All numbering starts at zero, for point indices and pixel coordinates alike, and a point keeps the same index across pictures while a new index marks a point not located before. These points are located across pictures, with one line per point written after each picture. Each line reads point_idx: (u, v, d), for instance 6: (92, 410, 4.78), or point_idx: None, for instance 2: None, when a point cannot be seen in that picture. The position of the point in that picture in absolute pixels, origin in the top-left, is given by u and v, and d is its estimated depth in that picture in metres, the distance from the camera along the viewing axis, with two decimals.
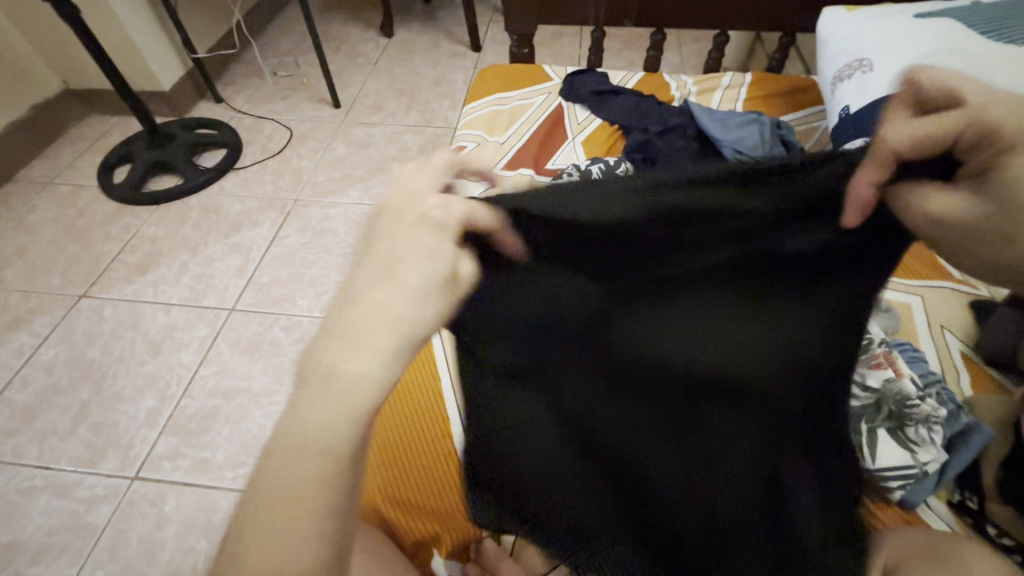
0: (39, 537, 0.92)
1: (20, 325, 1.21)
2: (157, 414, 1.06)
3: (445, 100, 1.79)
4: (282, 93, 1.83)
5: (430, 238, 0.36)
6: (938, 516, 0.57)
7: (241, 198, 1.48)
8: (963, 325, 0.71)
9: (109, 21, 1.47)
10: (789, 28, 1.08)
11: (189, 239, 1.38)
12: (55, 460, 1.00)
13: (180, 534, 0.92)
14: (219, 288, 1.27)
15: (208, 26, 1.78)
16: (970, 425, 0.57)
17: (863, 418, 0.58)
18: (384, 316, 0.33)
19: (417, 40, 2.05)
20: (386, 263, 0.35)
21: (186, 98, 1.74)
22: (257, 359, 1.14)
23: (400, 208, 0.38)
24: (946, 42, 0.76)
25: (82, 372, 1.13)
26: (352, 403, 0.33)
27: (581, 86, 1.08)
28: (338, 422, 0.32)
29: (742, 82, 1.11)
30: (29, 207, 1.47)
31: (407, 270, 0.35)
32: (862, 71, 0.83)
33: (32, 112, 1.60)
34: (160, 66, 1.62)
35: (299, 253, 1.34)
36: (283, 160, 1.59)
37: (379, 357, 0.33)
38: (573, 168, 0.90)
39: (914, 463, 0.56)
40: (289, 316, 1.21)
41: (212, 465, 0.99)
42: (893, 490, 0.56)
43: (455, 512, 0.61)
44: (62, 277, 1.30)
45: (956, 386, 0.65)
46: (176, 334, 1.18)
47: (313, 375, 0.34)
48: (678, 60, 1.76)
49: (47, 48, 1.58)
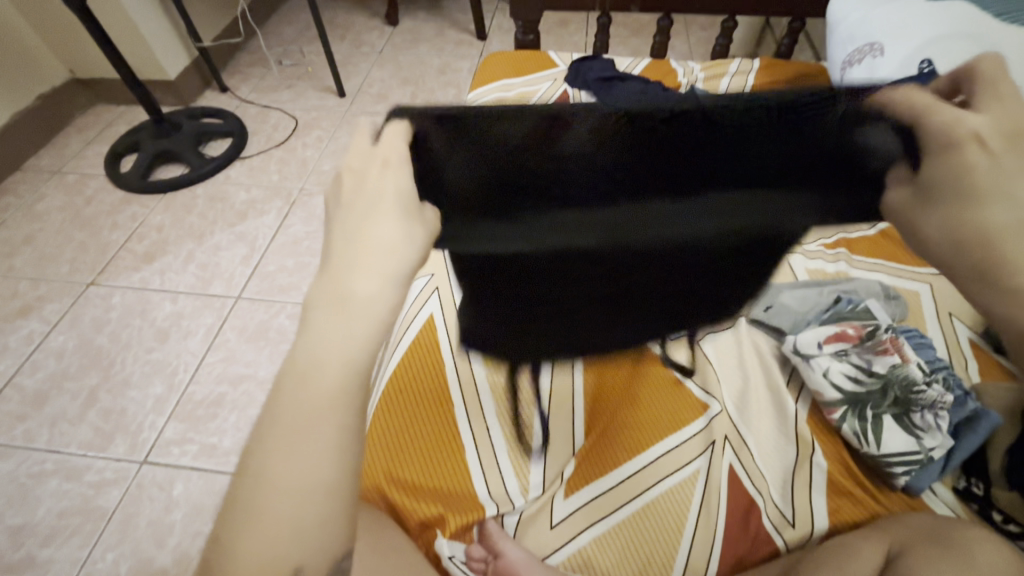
0: (50, 519, 0.94)
1: (29, 313, 1.22)
2: (165, 400, 1.07)
3: (449, 89, 1.78)
4: (287, 82, 1.83)
5: (397, 181, 0.39)
6: (942, 502, 0.57)
7: (246, 187, 1.49)
8: (973, 312, 0.70)
9: (116, 11, 1.47)
10: (798, 13, 1.07)
11: (195, 228, 1.39)
12: (66, 445, 1.02)
13: (188, 519, 0.93)
14: (225, 277, 1.28)
15: (214, 16, 1.78)
16: (977, 411, 0.56)
17: (869, 404, 0.58)
18: (370, 249, 0.37)
19: (422, 28, 2.04)
20: (365, 210, 0.38)
21: (191, 87, 1.74)
22: (263, 347, 1.15)
23: (362, 168, 0.40)
24: (959, 25, 0.75)
25: (90, 358, 1.14)
26: (357, 325, 0.36)
27: (587, 72, 1.07)
28: (346, 339, 0.35)
29: (750, 69, 1.09)
30: (38, 196, 1.47)
31: (384, 206, 0.38)
32: (872, 56, 0.82)
33: (40, 101, 1.61)
34: (166, 56, 1.62)
35: (304, 241, 1.35)
36: (288, 149, 1.59)
37: (387, 283, 0.36)
38: None
39: (919, 449, 0.56)
40: (295, 304, 1.22)
41: (219, 450, 1.00)
42: (897, 476, 0.56)
43: (456, 489, 0.61)
44: (71, 265, 1.31)
45: (963, 372, 0.65)
46: (183, 322, 1.19)
47: (320, 303, 0.36)
48: (686, 48, 1.74)
49: (54, 38, 1.59)
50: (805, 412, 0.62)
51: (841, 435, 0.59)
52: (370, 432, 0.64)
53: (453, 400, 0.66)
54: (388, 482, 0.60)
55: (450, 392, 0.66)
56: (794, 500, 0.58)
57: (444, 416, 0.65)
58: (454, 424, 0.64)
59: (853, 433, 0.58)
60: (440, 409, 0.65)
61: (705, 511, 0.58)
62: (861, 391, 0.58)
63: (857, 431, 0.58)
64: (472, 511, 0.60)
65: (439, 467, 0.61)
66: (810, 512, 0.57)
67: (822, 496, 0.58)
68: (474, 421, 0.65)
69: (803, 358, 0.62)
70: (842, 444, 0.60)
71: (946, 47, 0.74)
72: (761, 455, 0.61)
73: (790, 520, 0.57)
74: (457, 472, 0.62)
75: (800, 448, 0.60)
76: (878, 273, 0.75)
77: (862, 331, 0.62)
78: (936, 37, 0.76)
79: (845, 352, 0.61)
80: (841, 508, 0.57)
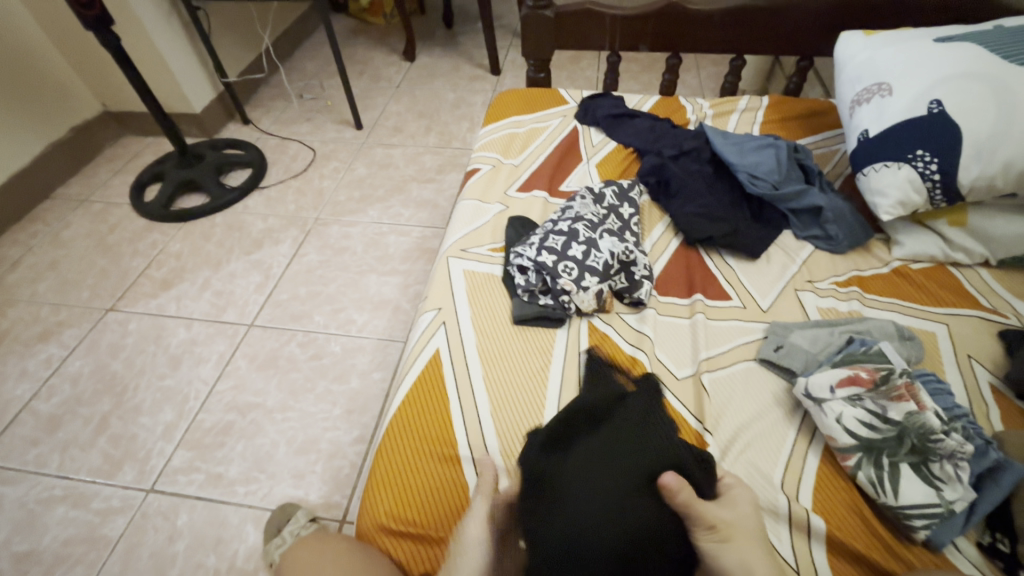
0: (56, 547, 0.93)
1: (49, 337, 1.25)
2: (174, 427, 1.08)
3: (463, 122, 1.83)
4: (307, 115, 1.89)
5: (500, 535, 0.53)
6: (966, 558, 0.54)
7: (263, 216, 1.52)
8: (991, 356, 0.69)
9: (148, 49, 1.55)
10: (807, 52, 1.08)
11: (213, 256, 1.42)
12: (75, 470, 1.02)
13: (190, 549, 0.92)
14: (239, 304, 1.30)
15: (240, 53, 1.86)
16: (1000, 462, 0.55)
17: (886, 452, 0.57)
18: None
19: (438, 63, 2.10)
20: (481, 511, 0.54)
21: (215, 120, 1.81)
22: (273, 375, 1.15)
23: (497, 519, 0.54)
24: (970, 66, 0.76)
25: (105, 384, 1.16)
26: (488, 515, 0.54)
27: (597, 109, 1.09)
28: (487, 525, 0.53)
29: (760, 105, 1.10)
30: (64, 224, 1.53)
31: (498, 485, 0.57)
32: (881, 95, 0.82)
33: (72, 133, 1.68)
34: (193, 91, 1.69)
35: (318, 270, 1.37)
36: (306, 179, 1.63)
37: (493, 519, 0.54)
38: (586, 190, 0.89)
39: (936, 499, 0.54)
40: (306, 332, 1.23)
41: (225, 480, 1.00)
42: (917, 529, 0.54)
43: (452, 509, 0.59)
44: (92, 292, 1.34)
45: (985, 420, 0.63)
46: (196, 348, 1.21)
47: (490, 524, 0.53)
48: (696, 83, 1.77)
49: (89, 74, 1.67)
50: (816, 461, 0.61)
51: (855, 484, 0.58)
52: (373, 466, 0.64)
53: (457, 441, 0.64)
54: (384, 520, 0.59)
55: (455, 438, 0.64)
56: (795, 544, 0.55)
57: (445, 450, 0.63)
58: (453, 455, 0.63)
59: (868, 482, 0.56)
60: (438, 443, 0.64)
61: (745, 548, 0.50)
62: (876, 440, 0.57)
63: (873, 479, 0.56)
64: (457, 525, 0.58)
65: (429, 486, 0.61)
66: (814, 557, 0.54)
67: (822, 545, 0.55)
68: (475, 446, 0.63)
69: (815, 403, 0.61)
70: (856, 493, 0.58)
71: (956, 88, 0.75)
72: (761, 488, 0.59)
73: (795, 565, 0.54)
74: (452, 489, 0.60)
75: (787, 475, 0.60)
76: (891, 312, 0.74)
77: (875, 374, 0.60)
78: (946, 78, 0.76)
79: (859, 397, 0.60)
80: (852, 549, 0.54)
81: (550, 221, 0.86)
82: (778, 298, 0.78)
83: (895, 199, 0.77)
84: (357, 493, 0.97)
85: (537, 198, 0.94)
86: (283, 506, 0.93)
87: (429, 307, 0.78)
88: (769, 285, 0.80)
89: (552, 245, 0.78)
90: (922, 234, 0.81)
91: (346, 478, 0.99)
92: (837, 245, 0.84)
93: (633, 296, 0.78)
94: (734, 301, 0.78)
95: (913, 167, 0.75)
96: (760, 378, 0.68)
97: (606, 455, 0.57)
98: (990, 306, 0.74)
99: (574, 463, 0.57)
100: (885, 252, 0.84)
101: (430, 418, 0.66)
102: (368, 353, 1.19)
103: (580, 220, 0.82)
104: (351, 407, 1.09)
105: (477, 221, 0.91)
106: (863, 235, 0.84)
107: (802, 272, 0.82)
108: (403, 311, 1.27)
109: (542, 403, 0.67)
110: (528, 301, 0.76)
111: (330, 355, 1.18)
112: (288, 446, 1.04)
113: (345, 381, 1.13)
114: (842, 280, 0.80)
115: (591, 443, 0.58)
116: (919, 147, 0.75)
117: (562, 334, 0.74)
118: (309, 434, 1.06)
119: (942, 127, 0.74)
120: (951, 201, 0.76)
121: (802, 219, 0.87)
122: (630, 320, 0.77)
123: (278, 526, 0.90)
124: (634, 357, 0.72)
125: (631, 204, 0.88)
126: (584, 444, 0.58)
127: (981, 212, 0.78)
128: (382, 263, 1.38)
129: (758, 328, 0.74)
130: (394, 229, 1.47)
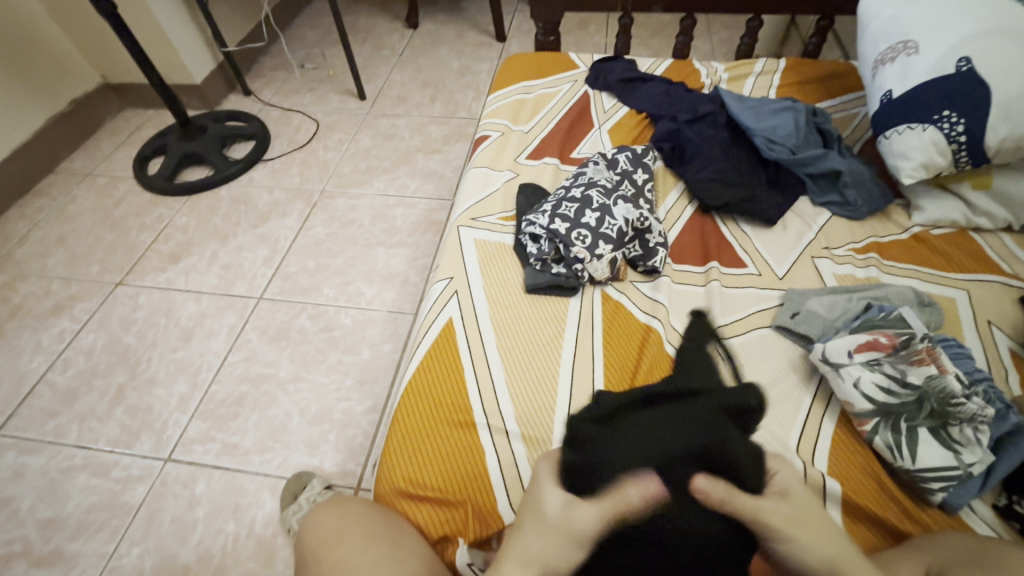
0: (78, 514, 0.95)
1: (61, 311, 1.25)
2: (188, 398, 1.09)
3: (468, 91, 1.79)
4: (309, 85, 1.85)
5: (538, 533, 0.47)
6: (981, 520, 0.55)
7: (269, 189, 1.51)
8: (1014, 322, 0.67)
9: (145, 17, 1.51)
10: (827, 10, 1.04)
11: (220, 229, 1.41)
12: (94, 441, 1.04)
13: (210, 516, 0.94)
14: (247, 278, 1.30)
15: (239, 21, 1.81)
16: (1020, 424, 0.55)
17: (904, 416, 0.56)
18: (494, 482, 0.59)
19: (442, 31, 2.05)
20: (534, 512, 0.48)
21: (217, 91, 1.77)
22: (284, 347, 1.16)
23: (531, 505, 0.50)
24: (1003, 21, 0.72)
25: (119, 357, 1.17)
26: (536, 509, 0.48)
27: (609, 73, 1.06)
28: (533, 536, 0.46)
29: (776, 68, 1.07)
30: (70, 198, 1.52)
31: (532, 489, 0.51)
32: (906, 54, 0.79)
33: (73, 106, 1.65)
34: (192, 61, 1.66)
35: (325, 243, 1.36)
36: (310, 152, 1.61)
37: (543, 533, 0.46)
38: (599, 156, 0.88)
39: (954, 462, 0.54)
40: (316, 305, 1.23)
41: (240, 450, 1.02)
42: (933, 492, 0.54)
43: (469, 476, 0.60)
44: (100, 266, 1.34)
45: (1003, 384, 0.62)
46: (207, 321, 1.22)
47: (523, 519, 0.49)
48: (708, 48, 1.72)
49: (88, 45, 1.63)
50: (832, 425, 0.61)
51: (871, 449, 0.58)
52: (390, 432, 0.64)
53: (472, 408, 0.64)
54: (403, 485, 0.60)
55: (470, 404, 0.64)
56: None
57: (461, 415, 0.63)
58: (469, 421, 0.63)
59: (885, 447, 0.56)
60: (453, 410, 0.64)
61: (791, 520, 0.46)
62: (894, 404, 0.57)
63: (890, 444, 0.56)
64: (474, 491, 0.59)
65: (444, 451, 0.61)
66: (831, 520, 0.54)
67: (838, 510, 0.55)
68: (490, 411, 0.63)
69: (833, 367, 0.61)
70: (873, 457, 0.58)
71: (987, 44, 0.72)
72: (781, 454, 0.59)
73: None
74: (470, 453, 0.61)
75: (803, 441, 0.60)
76: (911, 278, 0.73)
77: (896, 339, 0.59)
78: (976, 34, 0.73)
79: (878, 361, 0.59)
80: (870, 512, 0.55)
81: (562, 187, 0.84)
82: (795, 266, 0.77)
83: (918, 161, 0.75)
84: (371, 461, 0.99)
85: (548, 165, 0.93)
86: (299, 474, 0.95)
87: (441, 276, 0.78)
88: (786, 252, 0.79)
89: (565, 212, 0.77)
90: (945, 199, 0.79)
91: (360, 446, 1.01)
92: (856, 211, 0.82)
93: (647, 265, 0.77)
94: (749, 269, 0.77)
95: (939, 128, 0.73)
96: (776, 345, 0.68)
97: (664, 427, 0.50)
98: (1012, 271, 0.73)
99: (640, 435, 0.50)
100: (904, 218, 0.82)
101: (444, 386, 0.66)
102: (378, 325, 1.19)
103: (594, 187, 0.80)
104: (363, 378, 1.10)
105: (487, 189, 0.89)
106: (882, 200, 0.82)
107: (819, 238, 0.80)
108: (411, 283, 1.26)
109: (555, 367, 0.67)
110: (541, 270, 0.76)
111: (341, 327, 1.18)
112: (301, 416, 1.05)
113: (356, 352, 1.14)
114: (861, 246, 0.79)
115: (650, 410, 0.53)
116: (947, 108, 0.72)
117: (576, 303, 0.74)
118: (322, 405, 1.07)
119: (970, 85, 0.71)
120: (976, 163, 0.74)
121: (820, 183, 0.85)
122: (644, 289, 0.76)
123: (294, 493, 0.91)
124: (649, 325, 0.71)
125: (645, 170, 0.87)
126: (638, 416, 0.53)
127: (1006, 175, 0.76)
128: (389, 235, 1.37)
129: (774, 295, 0.73)
130: (401, 201, 1.45)
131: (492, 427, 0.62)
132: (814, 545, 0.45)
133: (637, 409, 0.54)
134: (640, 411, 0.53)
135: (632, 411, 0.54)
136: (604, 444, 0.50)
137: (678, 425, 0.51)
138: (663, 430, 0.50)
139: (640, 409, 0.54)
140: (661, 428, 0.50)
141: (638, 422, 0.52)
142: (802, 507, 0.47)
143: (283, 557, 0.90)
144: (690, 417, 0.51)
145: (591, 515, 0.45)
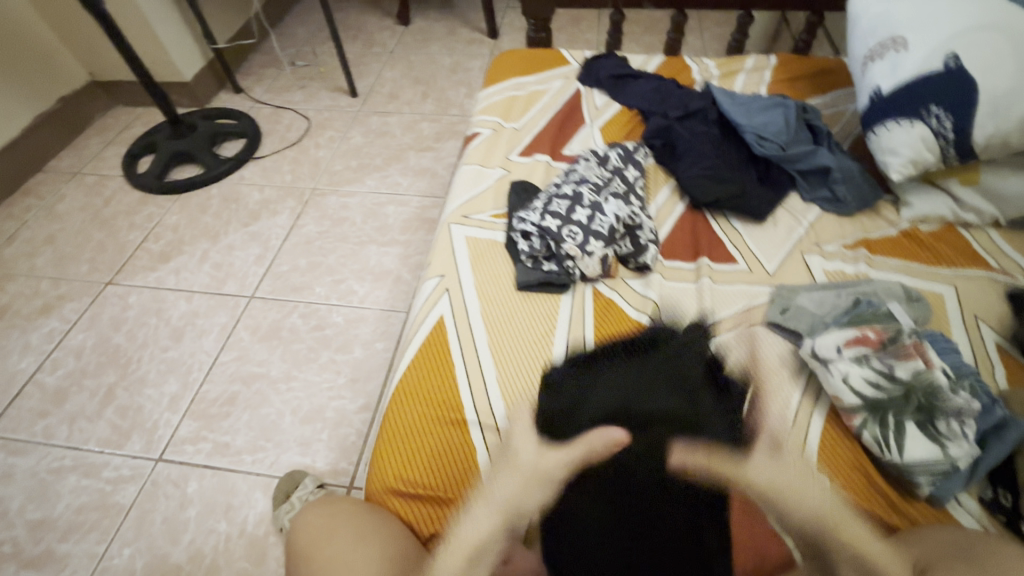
0: (69, 515, 0.95)
1: (50, 311, 1.24)
2: (180, 398, 1.09)
3: (460, 88, 1.78)
4: (300, 82, 1.84)
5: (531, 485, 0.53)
6: (968, 512, 0.55)
7: (260, 187, 1.50)
8: (1000, 316, 0.68)
9: (134, 14, 1.49)
10: (817, 7, 1.04)
11: (211, 227, 1.40)
12: (84, 441, 1.03)
13: (201, 515, 0.94)
14: (239, 277, 1.29)
15: (229, 17, 1.79)
16: (1006, 418, 0.55)
17: (892, 410, 0.57)
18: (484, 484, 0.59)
19: (434, 27, 2.04)
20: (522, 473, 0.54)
21: (207, 89, 1.76)
22: (275, 346, 1.15)
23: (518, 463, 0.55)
24: (990, 17, 0.73)
25: (109, 357, 1.16)
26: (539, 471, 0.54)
27: (600, 69, 1.06)
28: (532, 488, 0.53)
29: (767, 65, 1.07)
30: (58, 197, 1.50)
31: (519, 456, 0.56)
32: (895, 50, 0.79)
33: (61, 104, 1.63)
34: (182, 58, 1.64)
35: (317, 241, 1.35)
36: (301, 149, 1.60)
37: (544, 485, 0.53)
38: (590, 153, 0.88)
39: (940, 455, 0.54)
40: (307, 303, 1.22)
41: (232, 449, 1.01)
42: (920, 484, 0.55)
43: (461, 475, 0.59)
44: (90, 265, 1.33)
45: (990, 378, 0.63)
46: (198, 321, 1.21)
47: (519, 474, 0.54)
48: (700, 45, 1.72)
49: (76, 42, 1.61)
50: (821, 420, 0.61)
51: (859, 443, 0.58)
52: (382, 430, 0.64)
53: (464, 406, 0.64)
54: (393, 483, 0.60)
55: (462, 402, 0.64)
56: None
57: (453, 413, 0.63)
58: (460, 419, 0.63)
59: (873, 441, 0.57)
60: (444, 407, 0.64)
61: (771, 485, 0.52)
62: (882, 398, 0.57)
63: (878, 438, 0.57)
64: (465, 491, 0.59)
65: (435, 449, 0.61)
66: None
67: None
68: (482, 408, 0.63)
69: (822, 362, 0.61)
70: (862, 452, 0.59)
71: (974, 40, 0.72)
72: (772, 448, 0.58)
73: None
74: (461, 452, 0.60)
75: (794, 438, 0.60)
76: (900, 273, 0.74)
77: (883, 334, 0.60)
78: (964, 30, 0.73)
79: (866, 356, 0.60)
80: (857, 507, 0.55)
81: (554, 184, 0.84)
82: (785, 262, 0.77)
83: (907, 158, 0.75)
84: (363, 460, 0.98)
85: (539, 162, 0.92)
86: (291, 473, 0.94)
87: (432, 274, 0.78)
88: (776, 248, 0.79)
89: (556, 209, 0.77)
90: (933, 195, 0.80)
91: (352, 445, 1.00)
92: (846, 207, 0.83)
93: (638, 261, 0.77)
94: (740, 265, 0.78)
95: (926, 124, 0.73)
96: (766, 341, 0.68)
97: (637, 378, 0.60)
98: (998, 266, 0.74)
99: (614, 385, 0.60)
100: (893, 213, 0.83)
101: (436, 383, 0.66)
102: (370, 323, 1.18)
103: (585, 183, 0.80)
104: (355, 376, 1.10)
105: (478, 186, 0.89)
106: (872, 196, 0.83)
107: (809, 234, 0.81)
108: (404, 281, 1.26)
109: (546, 363, 0.67)
110: (532, 268, 0.76)
111: (333, 326, 1.18)
112: (293, 415, 1.05)
113: (348, 351, 1.14)
114: (850, 242, 0.79)
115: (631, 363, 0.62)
116: (934, 104, 0.73)
117: (567, 300, 0.74)
118: (314, 403, 1.06)
119: (957, 81, 0.72)
120: (964, 159, 0.75)
121: (810, 181, 0.86)
122: (635, 285, 0.76)
123: (286, 492, 0.91)
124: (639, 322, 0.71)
125: (636, 166, 0.87)
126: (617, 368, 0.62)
127: (993, 170, 0.76)
128: (381, 233, 1.36)
129: (765, 291, 0.74)
130: (393, 199, 1.44)
131: (484, 424, 0.62)
132: (794, 501, 0.51)
133: (618, 363, 0.62)
134: (620, 365, 0.62)
135: (614, 367, 0.62)
136: (581, 398, 0.59)
137: (639, 374, 0.60)
138: (638, 380, 0.60)
139: (619, 363, 0.62)
140: (634, 378, 0.60)
141: (614, 375, 0.61)
142: (783, 469, 0.53)
143: (276, 557, 0.90)
144: (677, 378, 0.60)
145: (559, 462, 0.54)
